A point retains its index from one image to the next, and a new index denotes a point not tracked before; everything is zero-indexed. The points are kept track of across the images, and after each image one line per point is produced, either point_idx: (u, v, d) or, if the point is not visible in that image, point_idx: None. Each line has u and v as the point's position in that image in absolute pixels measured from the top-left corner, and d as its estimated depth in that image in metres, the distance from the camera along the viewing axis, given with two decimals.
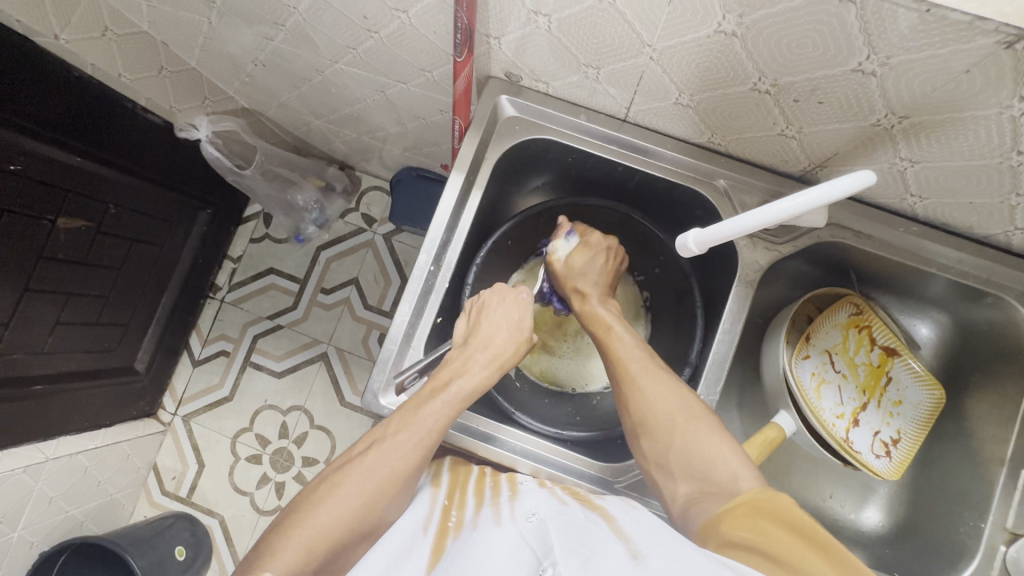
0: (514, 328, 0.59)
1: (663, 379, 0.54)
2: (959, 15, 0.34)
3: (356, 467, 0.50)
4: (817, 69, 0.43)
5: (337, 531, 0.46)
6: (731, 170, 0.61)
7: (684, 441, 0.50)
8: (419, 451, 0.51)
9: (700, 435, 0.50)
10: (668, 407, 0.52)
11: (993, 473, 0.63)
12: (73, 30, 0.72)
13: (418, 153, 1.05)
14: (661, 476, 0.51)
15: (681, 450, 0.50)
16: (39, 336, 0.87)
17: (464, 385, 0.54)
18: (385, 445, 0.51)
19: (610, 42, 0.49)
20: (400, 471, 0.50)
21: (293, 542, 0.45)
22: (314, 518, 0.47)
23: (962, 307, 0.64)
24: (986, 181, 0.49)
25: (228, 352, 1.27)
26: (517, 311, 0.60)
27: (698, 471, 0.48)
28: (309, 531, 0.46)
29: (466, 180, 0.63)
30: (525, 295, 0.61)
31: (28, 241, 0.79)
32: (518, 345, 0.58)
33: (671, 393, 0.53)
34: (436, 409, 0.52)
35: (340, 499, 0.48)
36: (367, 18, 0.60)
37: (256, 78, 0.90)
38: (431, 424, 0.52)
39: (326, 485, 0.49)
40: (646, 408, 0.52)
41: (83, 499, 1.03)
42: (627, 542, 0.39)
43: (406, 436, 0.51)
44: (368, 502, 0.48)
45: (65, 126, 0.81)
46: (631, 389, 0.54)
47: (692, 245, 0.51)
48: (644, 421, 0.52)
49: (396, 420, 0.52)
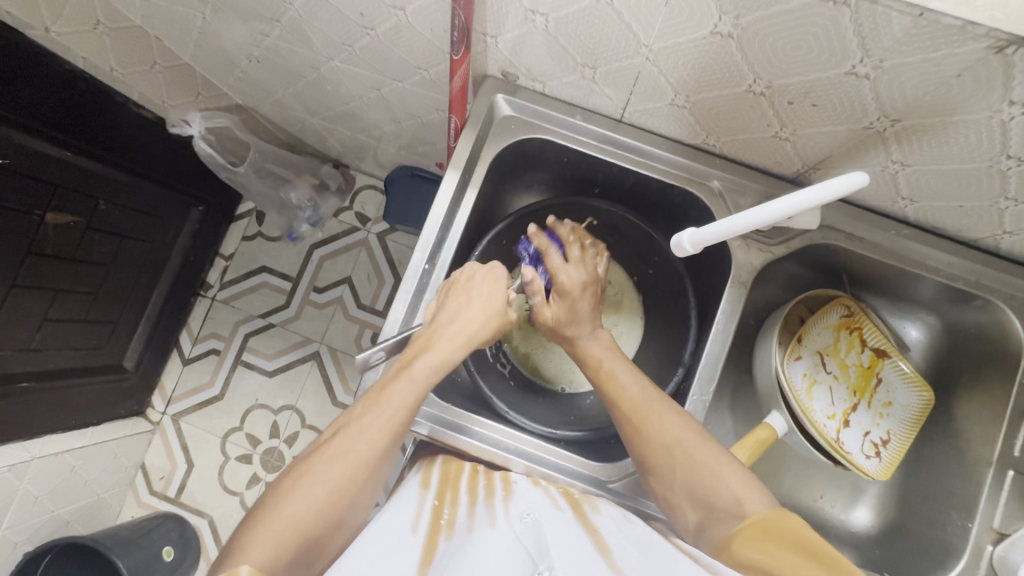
0: (485, 304, 0.57)
1: (656, 412, 0.54)
2: (951, 19, 0.35)
3: (323, 455, 0.49)
4: (811, 71, 0.43)
5: (307, 521, 0.45)
6: (725, 171, 0.62)
7: (686, 474, 0.51)
8: (388, 431, 0.50)
9: (700, 464, 0.51)
10: (666, 441, 0.52)
11: (981, 474, 0.63)
12: (64, 23, 0.71)
13: (413, 152, 1.05)
14: (670, 508, 0.53)
15: (685, 483, 0.51)
16: (26, 333, 0.86)
17: (428, 362, 0.53)
18: (352, 430, 0.50)
19: (606, 42, 0.49)
20: (370, 454, 0.49)
21: (261, 535, 0.44)
22: (282, 510, 0.45)
23: (951, 310, 0.65)
24: (976, 185, 0.49)
25: (219, 350, 1.26)
26: (489, 288, 0.58)
27: (702, 499, 0.50)
28: (277, 525, 0.45)
29: (461, 178, 0.63)
30: (499, 270, 0.60)
31: (16, 235, 0.78)
32: (492, 321, 0.57)
33: (666, 426, 0.53)
34: (402, 387, 0.52)
35: (308, 489, 0.47)
36: (363, 15, 0.60)
37: (250, 74, 0.89)
38: (400, 404, 0.51)
39: (294, 476, 0.48)
40: (646, 444, 0.53)
41: (69, 498, 1.02)
42: (611, 559, 0.39)
43: (374, 417, 0.51)
44: (338, 488, 0.47)
45: (55, 120, 0.81)
46: (629, 428, 0.54)
47: (687, 244, 0.51)
48: (646, 461, 0.53)
49: (362, 405, 0.52)
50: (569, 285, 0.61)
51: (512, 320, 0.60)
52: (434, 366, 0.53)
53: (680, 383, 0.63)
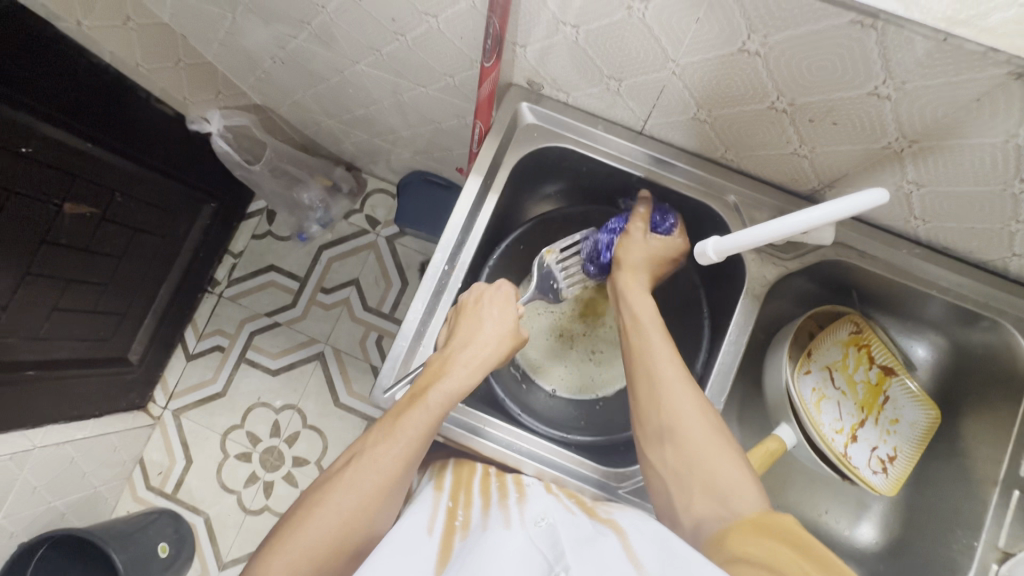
0: (496, 328, 0.58)
1: (688, 390, 0.53)
2: (973, 45, 0.36)
3: (337, 484, 0.50)
4: (833, 91, 0.45)
5: (321, 553, 0.46)
6: (742, 186, 0.63)
7: (710, 458, 0.50)
8: (400, 461, 0.50)
9: (722, 453, 0.50)
10: (699, 420, 0.51)
11: (987, 492, 0.64)
12: (95, 18, 0.72)
13: (428, 157, 1.06)
14: (676, 492, 0.50)
15: (703, 467, 0.50)
16: (36, 321, 0.86)
17: (442, 391, 0.53)
18: (364, 458, 0.51)
19: (634, 56, 0.50)
20: (383, 483, 0.49)
21: (275, 567, 0.45)
22: (295, 541, 0.46)
23: (958, 330, 0.66)
24: (988, 208, 0.51)
25: (223, 347, 1.26)
26: (498, 309, 0.59)
27: (715, 490, 0.48)
28: (290, 554, 0.46)
29: (483, 182, 0.64)
30: (509, 288, 0.61)
31: (34, 223, 0.79)
32: (504, 344, 0.58)
33: (698, 405, 0.52)
34: (415, 416, 0.52)
35: (321, 519, 0.48)
36: (394, 20, 0.61)
37: (272, 74, 0.90)
38: (414, 432, 0.51)
39: (308, 507, 0.49)
40: (676, 417, 0.52)
41: (67, 490, 1.02)
42: (639, 560, 0.39)
43: (387, 447, 0.51)
44: (350, 519, 0.48)
45: (78, 112, 0.82)
46: (663, 396, 0.53)
47: (711, 252, 0.54)
48: (673, 430, 0.52)
49: (375, 434, 0.52)
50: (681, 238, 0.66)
51: (524, 339, 0.60)
52: (447, 396, 0.53)
53: None
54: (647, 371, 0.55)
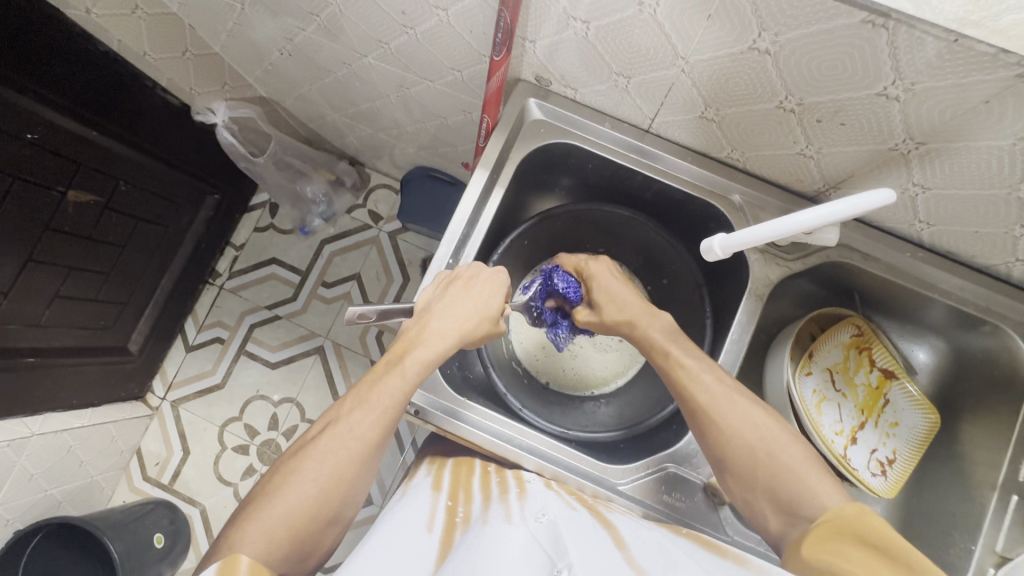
0: (479, 303, 0.57)
1: (737, 402, 0.52)
2: (985, 47, 0.36)
3: (309, 452, 0.49)
4: (842, 91, 0.45)
5: (297, 520, 0.45)
6: (747, 186, 0.63)
7: (767, 469, 0.49)
8: (375, 428, 0.50)
9: (779, 460, 0.49)
10: (749, 438, 0.51)
11: (985, 496, 0.64)
12: (104, 6, 0.72)
13: (433, 153, 1.06)
14: (750, 510, 0.50)
15: (766, 483, 0.49)
16: (37, 308, 0.86)
17: (419, 359, 0.53)
18: (339, 425, 0.50)
19: (644, 53, 0.50)
20: (360, 449, 0.49)
21: (250, 532, 0.44)
22: (269, 509, 0.45)
23: (959, 335, 0.67)
24: (992, 212, 0.51)
25: (223, 339, 1.26)
26: (487, 289, 0.58)
27: (781, 501, 0.48)
28: (264, 522, 0.45)
29: (489, 177, 0.65)
30: (500, 274, 0.60)
31: (38, 210, 0.79)
32: (480, 322, 0.57)
33: (746, 419, 0.52)
34: (391, 383, 0.52)
35: (297, 487, 0.47)
36: (404, 13, 0.62)
37: (279, 67, 0.90)
38: (390, 400, 0.51)
39: (283, 473, 0.48)
40: (726, 440, 0.51)
41: (63, 478, 1.02)
42: (640, 564, 0.38)
43: (363, 414, 0.50)
44: (326, 486, 0.47)
45: (85, 100, 0.82)
46: (705, 430, 0.52)
47: (717, 248, 0.53)
48: (724, 456, 0.51)
49: (350, 400, 0.52)
50: (595, 268, 0.64)
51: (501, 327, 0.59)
52: (424, 363, 0.53)
53: None
54: (690, 406, 0.53)
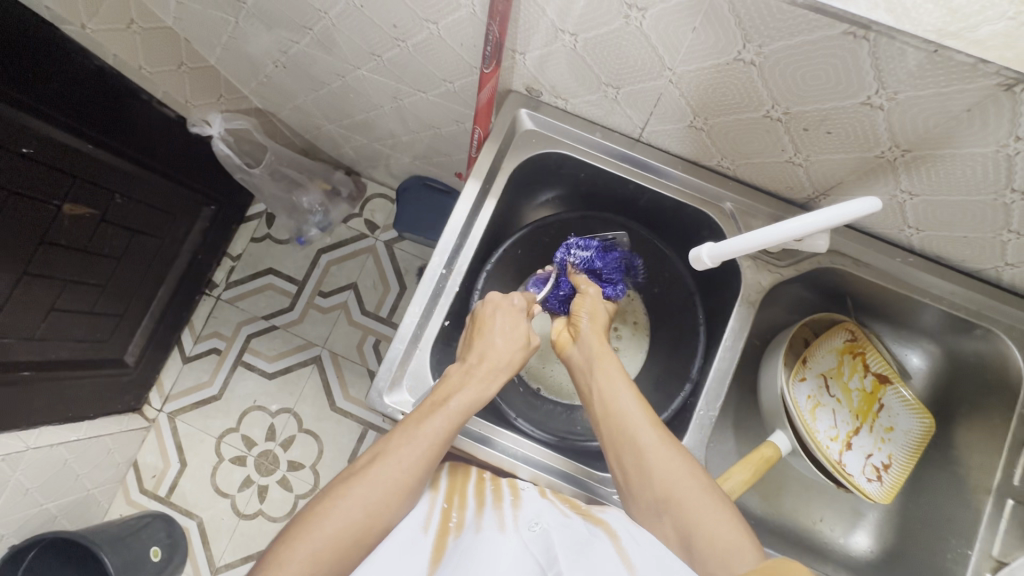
0: (516, 336, 0.59)
1: (671, 453, 0.52)
2: (964, 57, 0.37)
3: (358, 480, 0.49)
4: (826, 100, 0.46)
5: (344, 543, 0.46)
6: (738, 194, 0.64)
7: (699, 518, 0.48)
8: (423, 464, 0.50)
9: (704, 507, 0.49)
10: (686, 481, 0.50)
11: (980, 500, 0.65)
12: (100, 21, 0.73)
13: (428, 162, 1.07)
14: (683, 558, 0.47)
15: (700, 533, 0.47)
16: (33, 320, 0.86)
17: (463, 399, 0.54)
18: (388, 458, 0.50)
19: (632, 64, 0.51)
20: (407, 483, 0.49)
21: (297, 554, 0.44)
22: (318, 530, 0.45)
23: (951, 339, 0.67)
24: (981, 217, 0.51)
25: (220, 350, 1.26)
26: (511, 323, 0.59)
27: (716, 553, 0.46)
28: (312, 545, 0.45)
29: (482, 187, 0.65)
30: (518, 301, 0.61)
31: (34, 223, 0.79)
32: (515, 352, 0.58)
33: (681, 467, 0.51)
34: (437, 423, 0.52)
35: (342, 512, 0.47)
36: (396, 27, 0.62)
37: (274, 79, 0.91)
38: (434, 438, 0.51)
39: (330, 497, 0.48)
40: (665, 476, 0.50)
41: (59, 492, 1.01)
42: (631, 568, 0.38)
43: (410, 450, 0.50)
44: (371, 516, 0.47)
45: (82, 114, 0.82)
46: (649, 465, 0.51)
47: (705, 258, 0.54)
48: (664, 496, 0.50)
49: (397, 435, 0.51)
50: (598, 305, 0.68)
51: (534, 346, 0.60)
52: (469, 402, 0.54)
53: (686, 398, 0.64)
54: (627, 441, 0.53)
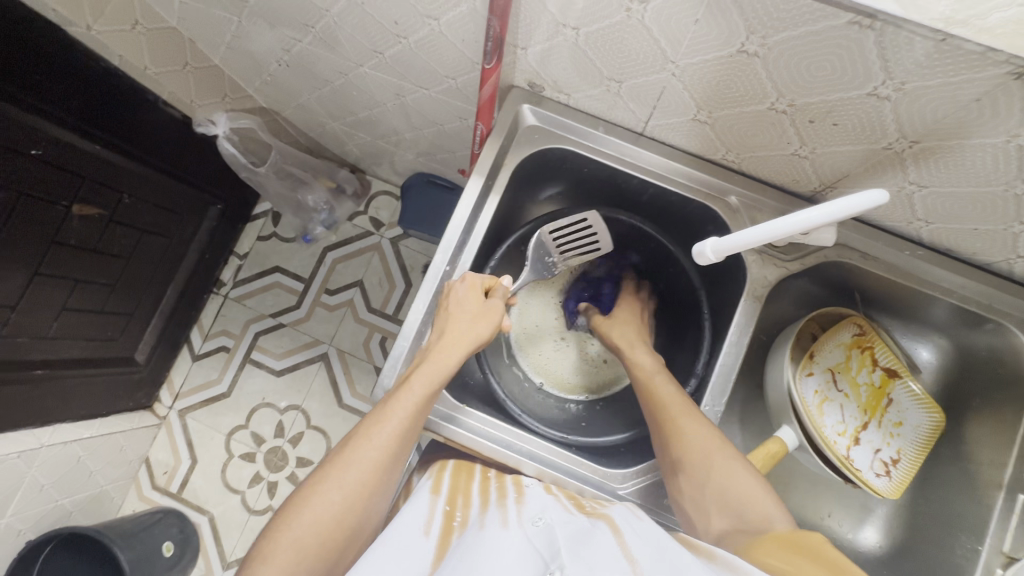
0: (487, 310, 0.59)
1: (696, 421, 0.55)
2: (973, 45, 0.36)
3: (335, 466, 0.50)
4: (832, 92, 0.45)
5: (327, 527, 0.47)
6: (743, 188, 0.63)
7: (718, 479, 0.51)
8: (394, 441, 0.51)
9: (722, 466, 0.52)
10: (704, 444, 0.53)
11: (992, 496, 0.64)
12: (105, 22, 0.73)
13: (431, 159, 1.07)
14: (698, 514, 0.52)
15: (716, 490, 0.51)
16: (45, 320, 0.87)
17: (426, 373, 0.54)
18: (361, 439, 0.51)
19: (634, 58, 0.50)
20: (380, 460, 0.50)
21: (281, 543, 0.45)
22: (298, 518, 0.47)
23: (962, 333, 0.66)
24: (992, 209, 0.50)
25: (229, 347, 1.27)
26: (472, 296, 0.59)
27: (733, 510, 0.50)
28: (294, 535, 0.46)
29: (485, 183, 0.65)
30: (478, 278, 0.60)
31: (44, 224, 0.80)
32: (481, 327, 0.57)
33: (701, 432, 0.54)
34: (402, 398, 0.52)
35: (322, 497, 0.48)
36: (397, 23, 0.62)
37: (277, 77, 0.91)
38: (401, 415, 0.52)
39: (311, 484, 0.49)
40: (684, 441, 0.54)
41: (73, 489, 1.02)
42: (633, 561, 0.38)
43: (380, 429, 0.51)
44: (349, 499, 0.48)
45: (89, 115, 0.83)
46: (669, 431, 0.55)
47: (710, 253, 0.53)
48: (683, 459, 0.53)
49: (369, 418, 0.52)
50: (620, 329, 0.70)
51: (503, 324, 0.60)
52: (433, 375, 0.54)
53: (692, 394, 0.64)
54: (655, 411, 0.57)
